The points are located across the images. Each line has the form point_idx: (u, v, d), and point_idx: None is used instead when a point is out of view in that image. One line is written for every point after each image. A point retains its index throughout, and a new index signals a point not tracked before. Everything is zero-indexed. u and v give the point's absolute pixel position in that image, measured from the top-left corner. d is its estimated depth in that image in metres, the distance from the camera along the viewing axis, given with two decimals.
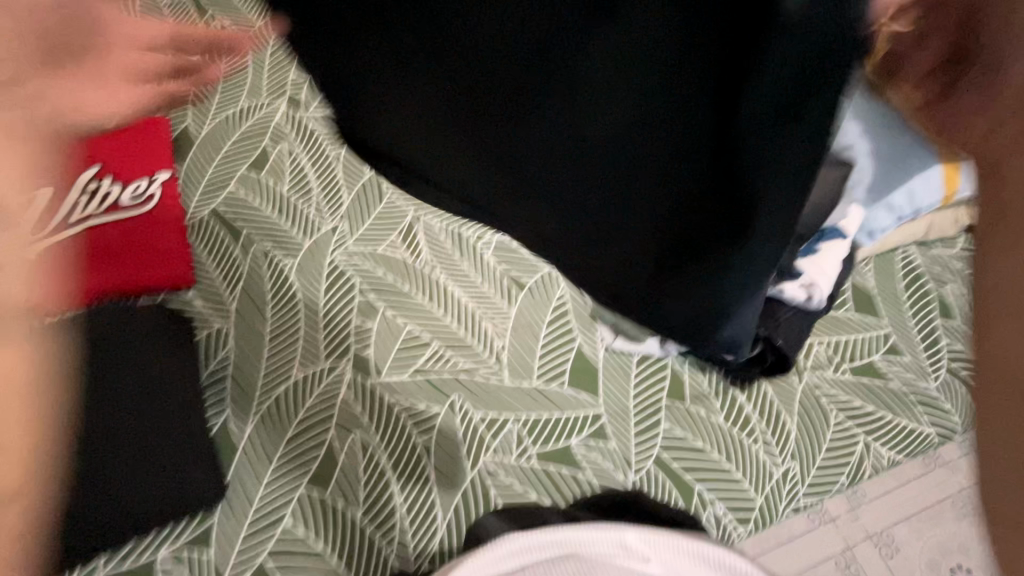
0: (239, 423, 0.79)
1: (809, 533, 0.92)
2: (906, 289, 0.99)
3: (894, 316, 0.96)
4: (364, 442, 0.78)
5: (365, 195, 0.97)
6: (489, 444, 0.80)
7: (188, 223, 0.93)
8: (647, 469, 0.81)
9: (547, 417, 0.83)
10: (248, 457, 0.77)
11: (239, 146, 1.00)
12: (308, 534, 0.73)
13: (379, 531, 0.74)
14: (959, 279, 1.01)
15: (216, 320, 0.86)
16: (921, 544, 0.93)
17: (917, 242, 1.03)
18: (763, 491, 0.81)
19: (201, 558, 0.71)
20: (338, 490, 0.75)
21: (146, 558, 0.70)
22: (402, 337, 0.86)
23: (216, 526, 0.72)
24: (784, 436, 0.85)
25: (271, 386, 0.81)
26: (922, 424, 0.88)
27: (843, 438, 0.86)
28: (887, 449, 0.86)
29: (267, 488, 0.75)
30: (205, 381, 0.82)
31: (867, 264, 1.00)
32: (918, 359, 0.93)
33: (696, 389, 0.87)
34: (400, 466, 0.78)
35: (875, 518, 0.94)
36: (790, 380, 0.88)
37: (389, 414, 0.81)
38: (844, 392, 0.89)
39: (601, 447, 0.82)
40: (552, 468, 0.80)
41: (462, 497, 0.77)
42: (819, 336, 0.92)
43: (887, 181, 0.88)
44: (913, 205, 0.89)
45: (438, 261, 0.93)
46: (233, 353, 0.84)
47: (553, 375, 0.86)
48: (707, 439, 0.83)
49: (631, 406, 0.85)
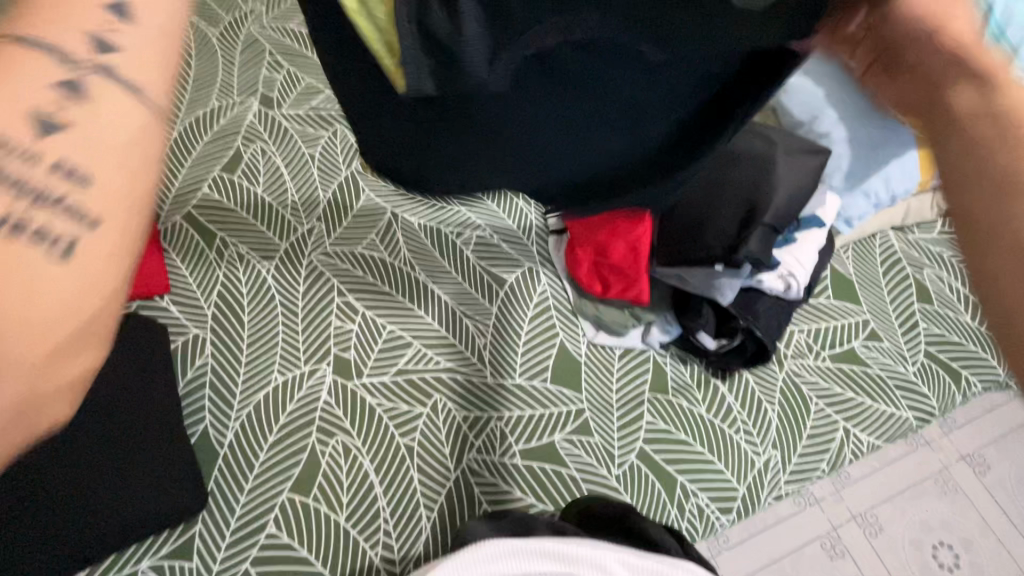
0: (219, 431, 0.78)
1: (794, 515, 0.93)
2: (885, 274, 0.99)
3: (873, 302, 0.96)
4: (346, 445, 0.78)
5: (342, 196, 0.96)
6: (472, 442, 0.80)
7: (161, 228, 0.91)
8: (630, 462, 0.81)
9: (530, 414, 0.83)
10: (229, 466, 0.76)
11: (212, 147, 0.98)
12: (291, 541, 0.72)
13: (363, 535, 0.74)
14: (937, 263, 1.02)
15: (192, 325, 0.84)
16: (902, 524, 0.95)
17: (895, 228, 1.04)
18: (746, 480, 0.82)
19: (182, 569, 0.70)
20: (322, 495, 0.75)
21: (128, 570, 0.69)
22: (383, 338, 0.86)
23: (198, 536, 0.72)
24: (766, 425, 0.85)
25: (250, 392, 0.80)
26: (901, 408, 0.89)
27: (823, 424, 0.87)
28: (866, 434, 0.87)
29: (248, 496, 0.74)
30: (182, 390, 0.80)
31: (847, 250, 1.00)
32: (897, 344, 0.94)
33: (678, 380, 0.88)
34: (383, 469, 0.77)
35: (857, 498, 0.95)
36: (771, 369, 0.89)
37: (371, 417, 0.80)
38: (824, 378, 0.90)
39: (585, 442, 0.82)
40: (535, 464, 0.80)
41: (446, 498, 0.77)
42: (799, 324, 0.93)
43: (865, 166, 0.87)
44: (890, 191, 0.90)
45: (417, 259, 0.92)
46: (211, 358, 0.82)
47: (536, 372, 0.86)
48: (690, 430, 0.84)
49: (614, 400, 0.85)
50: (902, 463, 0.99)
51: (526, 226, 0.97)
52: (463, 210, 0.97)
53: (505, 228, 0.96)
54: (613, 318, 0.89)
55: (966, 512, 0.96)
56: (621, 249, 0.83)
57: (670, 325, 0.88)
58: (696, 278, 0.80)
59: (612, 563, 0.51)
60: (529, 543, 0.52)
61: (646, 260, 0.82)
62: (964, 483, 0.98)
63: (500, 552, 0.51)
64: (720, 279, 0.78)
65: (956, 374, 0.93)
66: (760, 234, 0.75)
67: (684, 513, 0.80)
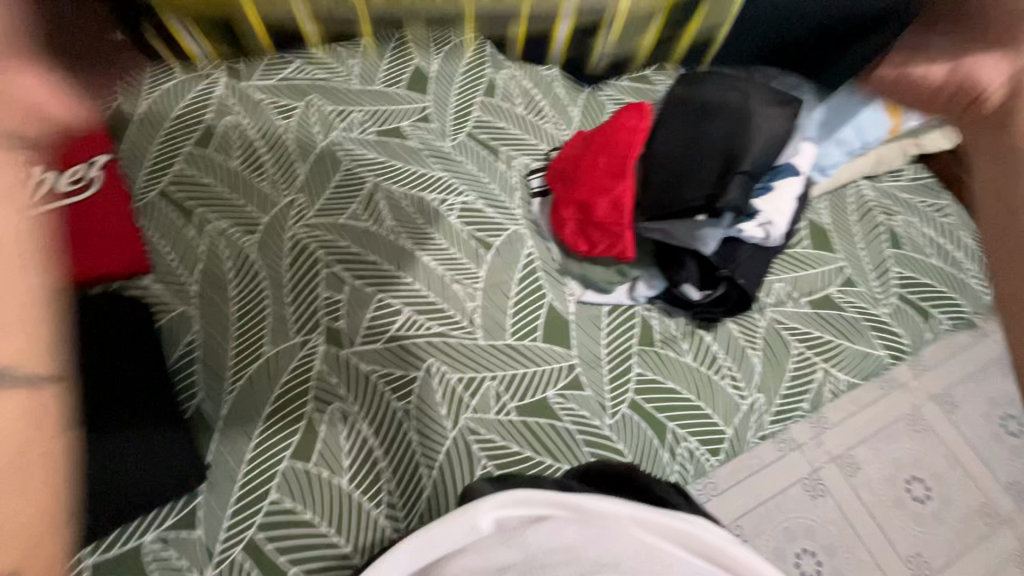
0: (213, 405, 0.78)
1: (778, 458, 0.98)
2: (859, 223, 1.02)
3: (848, 250, 1.00)
4: (343, 412, 0.79)
5: (321, 166, 0.94)
6: (468, 403, 0.82)
7: (137, 205, 0.89)
8: (622, 412, 0.84)
9: (523, 372, 0.84)
10: (226, 437, 0.77)
11: (183, 120, 0.95)
12: (296, 506, 0.74)
13: (367, 495, 0.76)
14: (907, 210, 1.05)
15: (178, 304, 0.83)
16: (879, 461, 1.00)
17: (867, 177, 1.07)
18: (733, 422, 0.86)
19: (190, 539, 0.71)
20: (323, 461, 0.76)
21: (133, 543, 0.70)
22: (372, 306, 0.86)
23: (201, 507, 0.73)
24: (749, 370, 0.89)
25: (242, 366, 0.80)
26: (875, 347, 0.94)
27: (804, 368, 0.90)
28: (844, 373, 0.92)
29: (248, 465, 0.75)
30: (174, 367, 0.80)
31: (822, 202, 1.03)
32: (870, 288, 0.98)
33: (665, 332, 0.90)
34: (382, 432, 0.79)
35: (837, 441, 1.00)
36: (754, 317, 0.92)
37: (366, 382, 0.81)
38: (804, 324, 0.93)
39: (578, 396, 0.84)
40: (531, 420, 0.82)
41: (446, 456, 0.78)
42: (779, 274, 0.96)
43: (833, 121, 0.89)
44: (861, 139, 0.92)
45: (401, 227, 0.91)
46: (199, 335, 0.82)
47: (527, 332, 0.87)
48: (678, 379, 0.87)
49: (604, 354, 0.87)
50: (877, 406, 1.03)
51: (509, 189, 0.97)
52: (445, 176, 0.96)
53: (488, 191, 0.96)
54: (601, 276, 0.90)
55: (935, 447, 1.02)
56: (604, 206, 0.84)
57: (656, 280, 0.91)
58: (681, 230, 0.81)
59: (623, 516, 0.48)
60: (528, 494, 0.51)
61: (629, 217, 0.83)
62: (935, 421, 1.04)
63: (510, 500, 0.51)
64: (704, 229, 0.80)
65: (925, 312, 0.98)
66: (740, 182, 0.77)
67: (676, 457, 0.83)
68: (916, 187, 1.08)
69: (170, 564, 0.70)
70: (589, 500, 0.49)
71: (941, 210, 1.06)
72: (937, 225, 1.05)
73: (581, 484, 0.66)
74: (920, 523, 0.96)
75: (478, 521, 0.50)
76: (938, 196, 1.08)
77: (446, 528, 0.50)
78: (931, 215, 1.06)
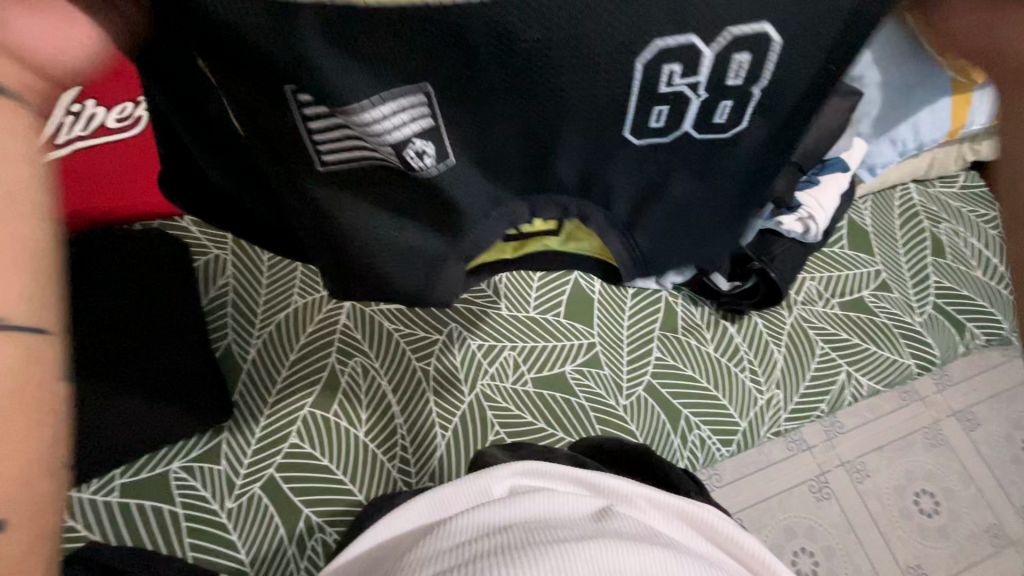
0: (241, 347, 0.81)
1: (787, 457, 0.98)
2: (901, 227, 0.99)
3: (887, 254, 0.97)
4: (364, 366, 0.81)
5: None
6: (486, 369, 0.83)
7: None
8: (637, 394, 0.84)
9: (542, 345, 0.85)
10: (252, 379, 0.80)
11: None
12: (314, 451, 0.76)
13: (381, 449, 0.78)
14: (954, 218, 1.01)
15: (212, 247, 0.85)
16: (889, 472, 0.99)
17: (916, 181, 1.03)
18: (747, 415, 0.86)
19: (212, 471, 0.74)
20: (342, 411, 0.79)
21: (160, 470, 0.74)
22: None
23: (224, 443, 0.76)
24: (771, 364, 0.88)
25: (270, 314, 0.83)
26: (904, 355, 0.92)
27: (827, 369, 0.89)
28: (868, 379, 0.90)
29: (272, 408, 0.78)
30: (207, 307, 0.83)
31: (865, 202, 1.00)
32: (906, 295, 0.95)
33: (688, 320, 0.89)
34: (401, 389, 0.81)
35: (848, 445, 1.00)
36: (780, 313, 0.91)
37: (389, 340, 0.83)
38: (832, 324, 0.91)
39: (595, 373, 0.85)
40: (547, 393, 0.83)
41: (460, 418, 0.80)
42: (811, 272, 0.94)
43: (897, 115, 0.82)
44: (917, 139, 0.85)
45: None
46: (232, 279, 0.84)
47: (550, 307, 0.87)
48: (696, 367, 0.87)
49: (625, 336, 0.87)
50: (894, 416, 1.02)
51: None
52: None
53: None
54: None
55: (950, 462, 1.00)
56: None
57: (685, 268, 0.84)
58: None
59: (636, 495, 0.49)
60: (546, 469, 0.53)
61: None
62: (952, 438, 1.02)
63: (526, 471, 0.52)
64: None
65: (960, 325, 0.95)
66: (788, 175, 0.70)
67: (687, 444, 0.83)
68: (967, 196, 1.04)
69: (192, 492, 0.73)
70: (605, 477, 0.51)
71: (990, 222, 1.02)
72: (985, 236, 1.01)
73: (593, 461, 0.66)
74: (924, 536, 0.96)
75: (491, 487, 0.51)
76: (989, 206, 1.03)
77: (460, 488, 0.51)
78: (980, 225, 1.02)
